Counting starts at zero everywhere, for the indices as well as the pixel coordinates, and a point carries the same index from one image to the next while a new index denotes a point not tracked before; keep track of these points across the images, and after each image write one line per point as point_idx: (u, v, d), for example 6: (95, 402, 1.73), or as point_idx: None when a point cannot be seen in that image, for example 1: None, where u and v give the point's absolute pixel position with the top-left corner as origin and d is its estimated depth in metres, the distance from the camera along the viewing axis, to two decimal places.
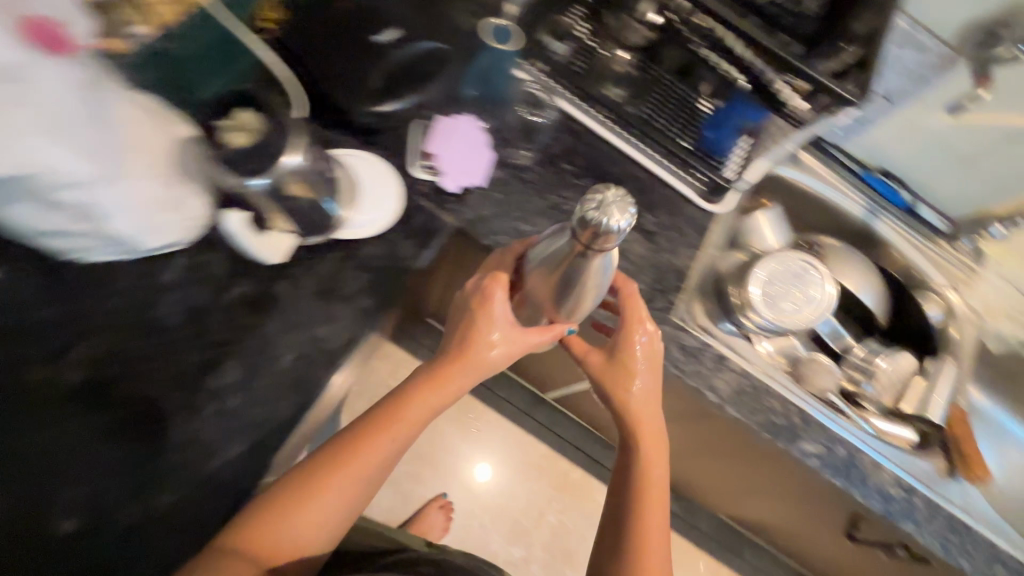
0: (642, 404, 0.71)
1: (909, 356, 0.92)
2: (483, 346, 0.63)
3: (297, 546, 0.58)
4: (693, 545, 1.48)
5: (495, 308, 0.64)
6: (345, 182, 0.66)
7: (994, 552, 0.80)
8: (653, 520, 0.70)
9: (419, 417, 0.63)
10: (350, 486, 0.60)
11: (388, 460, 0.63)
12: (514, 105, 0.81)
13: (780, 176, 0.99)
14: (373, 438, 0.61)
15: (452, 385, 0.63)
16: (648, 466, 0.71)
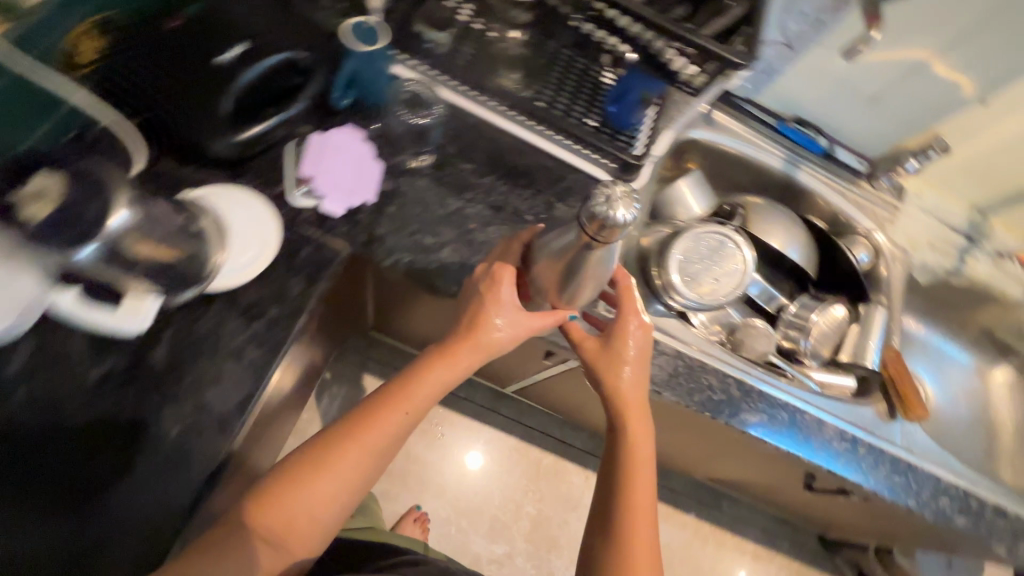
0: (636, 394, 0.67)
1: (839, 308, 0.92)
2: (487, 324, 0.62)
3: (306, 529, 0.55)
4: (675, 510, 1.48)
5: (503, 292, 0.63)
6: (212, 227, 0.59)
7: (938, 486, 0.81)
8: (639, 529, 0.63)
9: (427, 395, 0.62)
10: (358, 467, 0.58)
11: (392, 444, 0.61)
12: (393, 107, 0.73)
13: (695, 139, 0.96)
14: (379, 419, 0.60)
15: (461, 362, 0.62)
16: (636, 468, 0.66)
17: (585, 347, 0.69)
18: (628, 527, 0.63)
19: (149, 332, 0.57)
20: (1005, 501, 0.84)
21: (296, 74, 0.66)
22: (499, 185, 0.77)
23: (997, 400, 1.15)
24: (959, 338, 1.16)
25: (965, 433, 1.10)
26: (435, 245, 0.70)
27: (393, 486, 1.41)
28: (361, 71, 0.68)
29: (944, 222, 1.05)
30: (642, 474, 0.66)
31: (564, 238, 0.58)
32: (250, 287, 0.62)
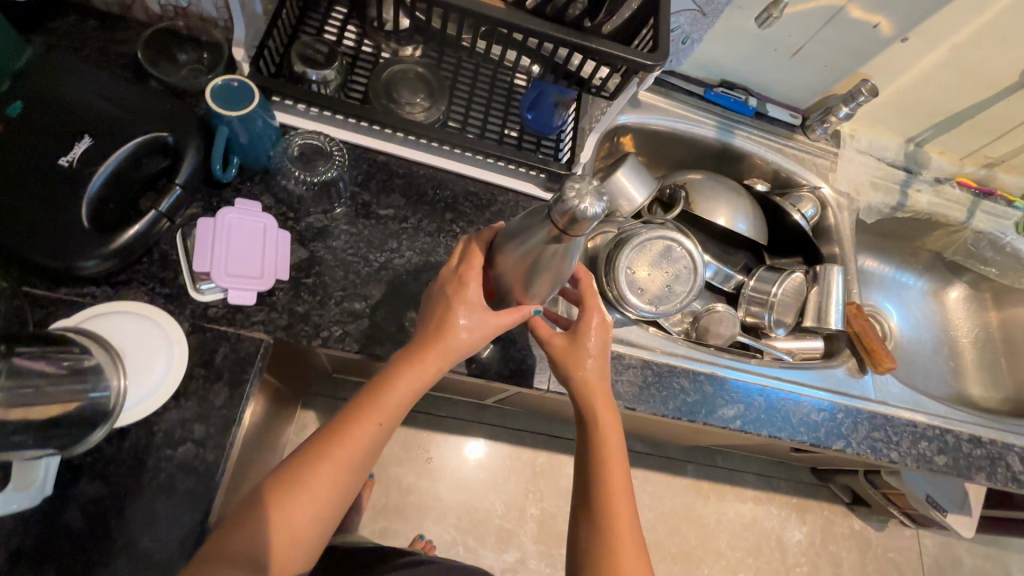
0: (604, 390, 0.59)
1: (795, 274, 0.89)
2: (452, 326, 0.52)
3: (281, 566, 0.46)
4: (696, 482, 1.38)
5: (468, 289, 0.53)
6: (106, 356, 0.53)
7: (915, 431, 0.82)
8: (622, 549, 0.54)
9: (399, 407, 0.51)
10: (332, 493, 0.48)
11: (367, 462, 0.50)
12: (289, 167, 0.66)
13: (625, 123, 0.92)
14: (349, 437, 0.49)
15: (431, 368, 0.51)
16: (614, 477, 0.56)
17: (551, 344, 0.59)
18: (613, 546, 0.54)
19: (60, 489, 0.51)
20: (981, 429, 0.86)
21: (164, 157, 0.59)
22: (425, 223, 0.70)
23: (956, 319, 1.16)
24: (913, 266, 1.17)
25: (930, 359, 1.12)
26: (364, 308, 0.63)
27: (389, 522, 1.21)
28: (238, 134, 0.61)
29: (881, 160, 1.04)
30: (620, 482, 0.56)
31: (525, 233, 0.51)
32: (168, 408, 0.55)
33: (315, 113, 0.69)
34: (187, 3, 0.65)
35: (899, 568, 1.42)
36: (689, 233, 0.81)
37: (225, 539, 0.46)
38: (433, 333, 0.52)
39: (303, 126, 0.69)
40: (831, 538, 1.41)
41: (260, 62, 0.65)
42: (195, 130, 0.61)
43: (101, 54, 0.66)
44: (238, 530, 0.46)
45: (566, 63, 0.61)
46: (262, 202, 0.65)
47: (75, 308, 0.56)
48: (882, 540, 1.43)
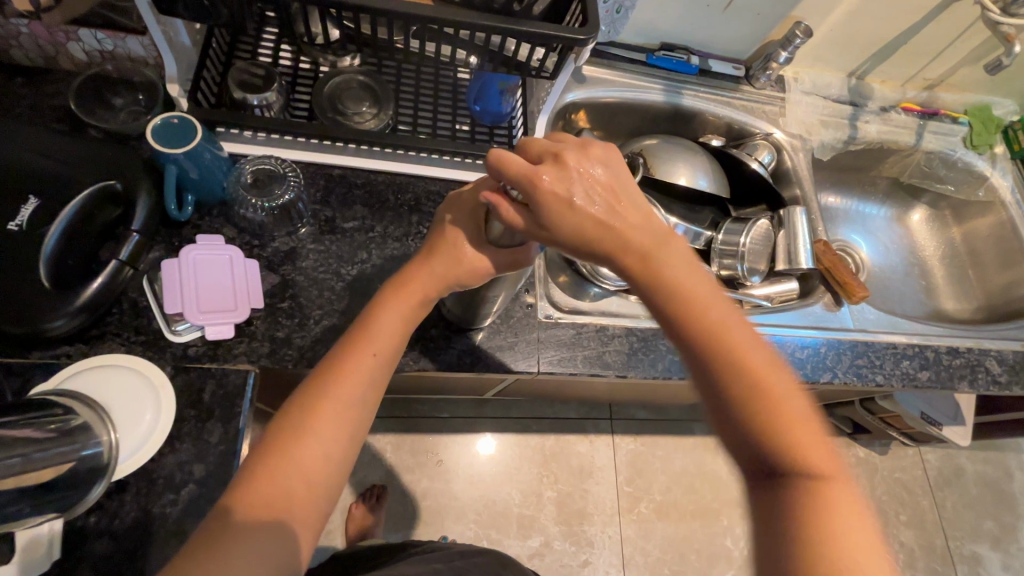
0: (663, 247, 0.45)
1: (760, 221, 0.91)
2: (453, 254, 0.51)
3: (300, 509, 0.44)
4: (705, 439, 1.41)
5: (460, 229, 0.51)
6: (92, 413, 0.53)
7: (896, 352, 0.85)
8: (770, 392, 0.42)
9: (393, 335, 0.50)
10: (336, 428, 0.46)
11: (370, 397, 0.49)
12: (244, 196, 0.65)
13: (574, 100, 0.93)
14: (343, 372, 0.47)
15: (415, 296, 0.51)
16: (725, 331, 0.44)
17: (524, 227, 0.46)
18: (766, 412, 0.41)
19: (69, 552, 0.50)
20: (956, 340, 0.89)
21: (116, 206, 0.58)
22: (392, 229, 0.70)
23: (921, 239, 1.20)
24: (874, 196, 1.20)
25: (904, 282, 1.16)
26: (344, 323, 0.63)
27: (410, 531, 1.21)
28: (187, 169, 0.60)
29: (827, 98, 1.06)
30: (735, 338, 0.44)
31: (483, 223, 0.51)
32: (164, 454, 0.55)
33: (262, 137, 0.69)
34: (112, 45, 0.65)
35: (907, 486, 1.47)
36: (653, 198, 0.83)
37: (235, 492, 0.43)
38: (418, 262, 0.52)
39: (254, 152, 0.68)
40: None
41: (199, 94, 0.65)
42: (144, 174, 0.60)
43: (32, 110, 0.64)
44: (254, 481, 0.43)
45: (505, 50, 0.61)
46: (225, 234, 0.65)
47: (52, 370, 0.55)
48: (887, 463, 1.49)
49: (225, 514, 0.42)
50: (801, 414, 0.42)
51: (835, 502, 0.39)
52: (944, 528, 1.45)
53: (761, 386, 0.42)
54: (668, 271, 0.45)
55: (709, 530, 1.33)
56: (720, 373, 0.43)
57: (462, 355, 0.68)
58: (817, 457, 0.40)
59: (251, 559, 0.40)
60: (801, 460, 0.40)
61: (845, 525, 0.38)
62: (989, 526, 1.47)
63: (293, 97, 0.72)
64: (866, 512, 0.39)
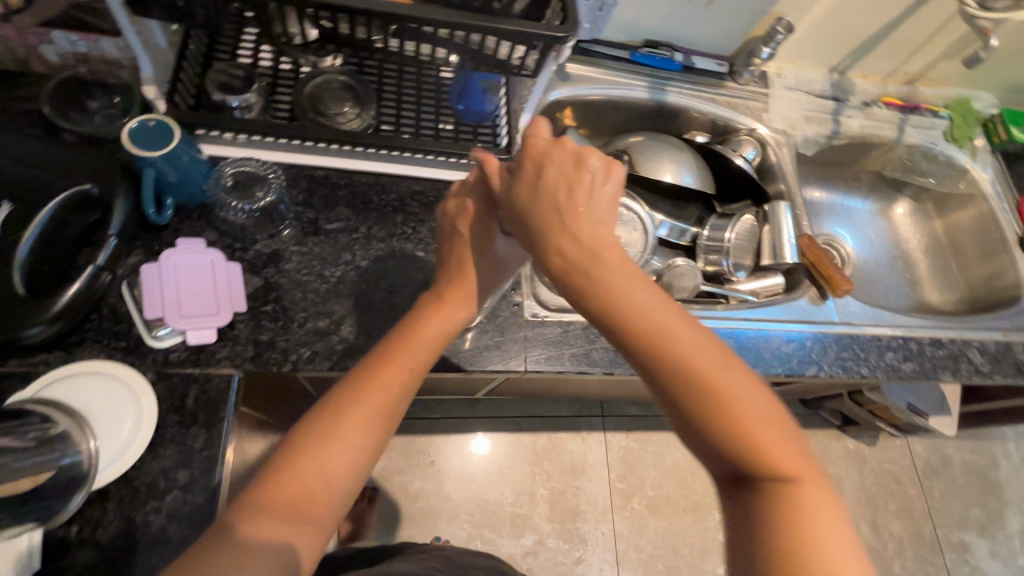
0: (612, 260, 0.44)
1: (745, 216, 0.93)
2: (476, 259, 0.53)
3: (319, 511, 0.44)
4: None
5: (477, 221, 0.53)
6: (71, 422, 0.52)
7: (880, 344, 0.86)
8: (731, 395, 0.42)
9: (430, 347, 0.50)
10: (365, 435, 0.46)
11: (402, 405, 0.49)
12: (223, 201, 0.65)
13: (559, 98, 0.93)
14: (379, 379, 0.48)
15: (457, 306, 0.52)
16: (682, 342, 0.43)
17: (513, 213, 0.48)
18: (731, 420, 0.41)
19: (51, 562, 0.50)
20: (939, 331, 0.90)
21: (94, 211, 0.57)
22: (376, 230, 0.70)
23: (905, 232, 1.21)
24: (858, 190, 1.22)
25: (889, 275, 1.17)
26: (328, 325, 0.63)
27: (403, 532, 1.21)
28: (166, 172, 0.59)
29: (810, 93, 1.07)
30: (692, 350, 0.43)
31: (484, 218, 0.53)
32: (146, 460, 0.54)
33: (242, 139, 0.68)
34: (86, 48, 0.64)
35: (895, 476, 1.49)
36: (637, 195, 0.83)
37: (253, 494, 0.43)
38: (457, 274, 0.53)
39: (234, 155, 0.68)
40: (828, 461, 1.47)
41: (176, 96, 0.64)
42: (122, 177, 0.59)
43: (5, 114, 0.63)
44: (278, 477, 0.43)
45: (486, 48, 0.61)
46: (206, 238, 0.64)
47: (29, 379, 0.54)
48: (875, 454, 1.50)
49: (247, 507, 0.42)
50: (765, 419, 0.42)
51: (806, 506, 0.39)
52: (932, 517, 1.47)
53: (723, 398, 0.41)
54: (613, 284, 0.44)
55: (701, 524, 1.33)
56: (679, 388, 0.42)
57: (449, 355, 0.68)
58: (786, 461, 0.41)
59: (266, 561, 0.40)
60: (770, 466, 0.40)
61: (818, 528, 0.38)
62: (976, 514, 1.49)
63: (273, 97, 0.71)
64: (835, 509, 0.40)
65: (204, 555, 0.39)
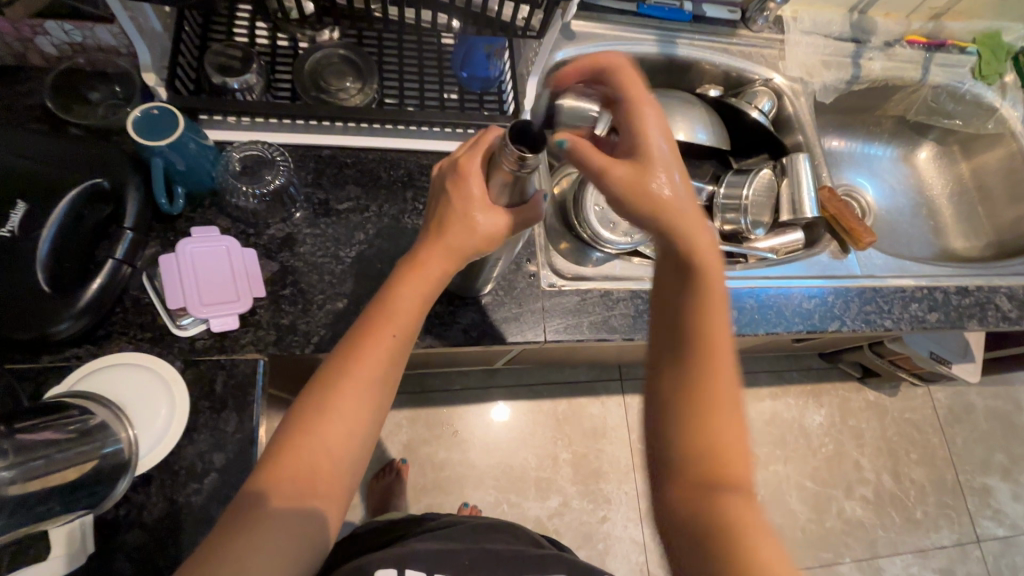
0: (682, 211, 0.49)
1: (763, 171, 0.89)
2: (464, 226, 0.49)
3: (326, 487, 0.44)
4: None
5: (469, 185, 0.49)
6: (108, 411, 0.53)
7: (904, 296, 0.84)
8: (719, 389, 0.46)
9: (413, 312, 0.50)
10: (359, 409, 0.46)
11: (389, 376, 0.48)
12: (230, 185, 0.63)
13: (564, 59, 0.90)
14: (364, 354, 0.47)
15: (435, 272, 0.50)
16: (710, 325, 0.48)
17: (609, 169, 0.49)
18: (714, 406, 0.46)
19: (102, 544, 0.52)
20: (967, 279, 0.88)
21: (106, 204, 0.57)
22: (388, 208, 0.69)
23: (928, 177, 1.17)
24: (879, 136, 1.17)
25: (911, 223, 1.14)
26: (348, 306, 0.63)
27: (432, 500, 1.25)
28: (174, 161, 0.59)
29: (828, 36, 1.02)
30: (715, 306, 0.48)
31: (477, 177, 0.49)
32: (183, 445, 0.56)
33: (247, 122, 0.67)
34: (81, 37, 0.63)
35: (917, 425, 1.49)
36: None
37: (260, 474, 0.44)
38: (431, 240, 0.51)
39: (239, 138, 0.67)
40: (848, 413, 1.48)
41: (177, 82, 0.63)
42: (130, 169, 0.59)
43: (9, 111, 0.63)
44: (278, 455, 0.44)
45: (489, 11, 0.59)
46: (220, 225, 0.64)
47: (64, 373, 0.55)
48: (896, 404, 1.50)
49: (258, 487, 0.43)
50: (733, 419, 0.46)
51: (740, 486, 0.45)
52: (954, 463, 1.47)
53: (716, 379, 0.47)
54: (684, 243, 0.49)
55: None
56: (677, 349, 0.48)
57: (468, 330, 0.68)
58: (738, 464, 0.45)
59: (281, 534, 0.42)
60: (720, 452, 0.45)
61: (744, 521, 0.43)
62: (999, 458, 1.50)
63: (273, 77, 0.70)
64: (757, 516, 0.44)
65: (233, 530, 0.41)
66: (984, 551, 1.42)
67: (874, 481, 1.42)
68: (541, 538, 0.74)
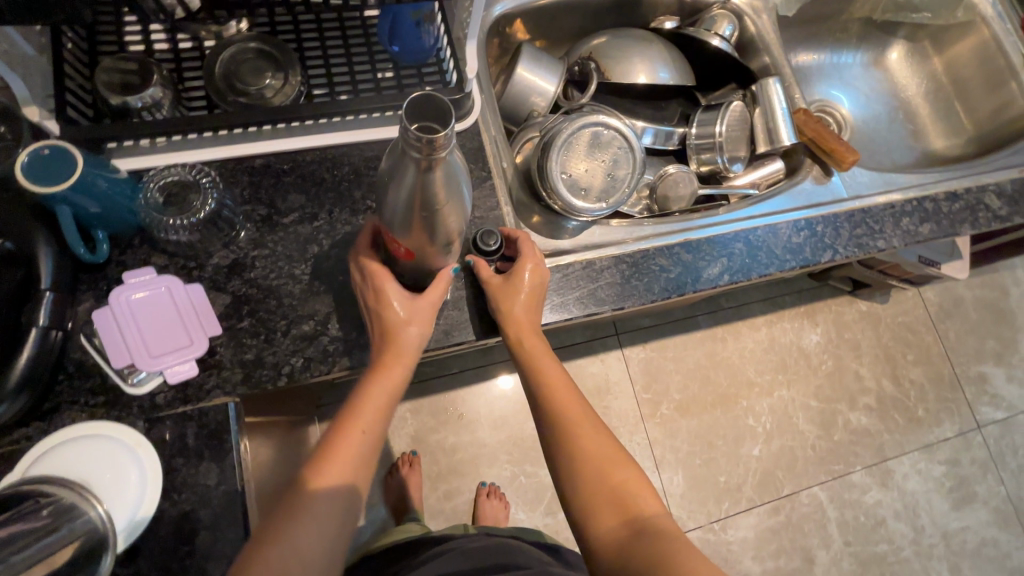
0: (533, 332, 0.61)
1: (734, 104, 0.84)
2: (400, 323, 0.54)
3: None
4: (710, 330, 1.42)
5: (386, 286, 0.55)
6: (72, 491, 0.48)
7: (894, 212, 0.81)
8: (602, 455, 0.56)
9: (375, 408, 0.53)
10: (328, 508, 0.48)
11: (358, 469, 0.51)
12: (159, 220, 0.57)
13: (505, 13, 0.82)
14: (331, 458, 0.50)
15: (394, 373, 0.54)
16: (578, 413, 0.59)
17: (486, 281, 0.62)
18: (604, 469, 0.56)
19: None
20: (954, 183, 0.84)
21: (17, 266, 0.52)
22: (338, 212, 0.63)
23: (901, 79, 1.12)
24: (847, 41, 1.11)
25: (888, 130, 1.10)
26: (314, 327, 0.58)
27: (449, 485, 1.24)
28: (86, 205, 0.52)
29: None
30: (568, 394, 0.60)
31: (399, 182, 0.45)
32: (164, 508, 0.52)
33: (162, 142, 0.59)
34: None
35: (911, 328, 1.50)
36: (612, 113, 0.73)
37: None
38: (385, 343, 0.55)
39: (155, 163, 0.60)
40: (844, 327, 1.48)
41: (68, 109, 0.55)
42: (35, 219, 0.52)
43: None
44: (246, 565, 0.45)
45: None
46: (156, 264, 0.58)
47: (15, 457, 0.50)
48: (890, 311, 1.51)
49: None
50: (623, 469, 0.56)
51: (635, 494, 0.54)
52: (949, 357, 1.50)
53: (597, 449, 0.57)
54: (546, 360, 0.61)
55: (729, 415, 1.37)
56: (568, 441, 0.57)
57: (450, 329, 0.63)
58: (643, 498, 0.54)
59: None
60: (626, 500, 0.54)
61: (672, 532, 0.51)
62: (991, 345, 1.52)
63: (183, 85, 0.62)
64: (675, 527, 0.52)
65: None
66: (986, 437, 1.46)
67: (876, 388, 1.44)
68: (540, 555, 0.76)
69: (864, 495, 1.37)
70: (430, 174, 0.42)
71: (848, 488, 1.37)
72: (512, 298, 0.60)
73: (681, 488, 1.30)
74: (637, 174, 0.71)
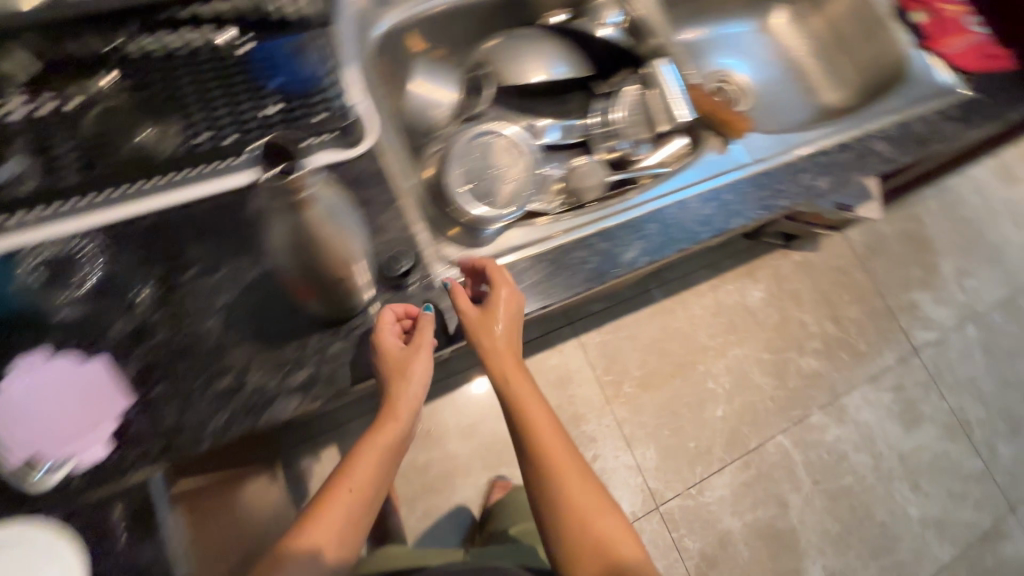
0: (517, 365, 0.64)
1: (627, 88, 0.88)
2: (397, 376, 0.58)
3: None
4: (659, 304, 1.46)
5: (384, 338, 0.57)
6: None
7: (792, 168, 0.85)
8: (580, 492, 0.62)
9: (369, 462, 0.58)
10: (319, 560, 0.53)
11: (349, 522, 0.56)
12: (48, 299, 0.56)
13: (393, 28, 0.81)
14: (323, 510, 0.55)
15: (388, 426, 0.59)
16: (562, 450, 0.63)
17: (466, 314, 0.61)
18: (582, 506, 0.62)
19: None
20: (843, 135, 0.90)
21: None
22: (239, 259, 0.61)
23: (788, 41, 1.18)
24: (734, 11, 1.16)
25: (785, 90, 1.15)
26: (233, 380, 0.56)
27: (428, 503, 1.23)
28: None
29: None
30: (552, 429, 0.64)
31: (275, 228, 0.50)
32: None
33: (34, 218, 0.57)
34: None
35: (842, 270, 1.59)
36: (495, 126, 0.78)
37: None
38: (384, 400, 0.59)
39: (29, 241, 0.57)
40: (781, 280, 1.55)
41: None
42: None
43: None
44: None
45: None
46: (50, 344, 0.55)
47: None
48: (821, 257, 1.59)
49: None
50: (597, 508, 0.62)
51: (599, 529, 0.61)
52: (880, 291, 1.59)
53: (574, 488, 0.62)
54: (529, 392, 0.64)
55: (688, 382, 1.42)
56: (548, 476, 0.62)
57: None
58: (613, 534, 0.61)
59: None
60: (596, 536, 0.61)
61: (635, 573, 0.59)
62: (915, 273, 1.63)
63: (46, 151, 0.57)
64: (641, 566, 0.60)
65: None
66: (923, 359, 1.56)
67: (819, 332, 1.52)
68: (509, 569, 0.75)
69: (824, 434, 1.44)
70: (302, 208, 0.47)
71: (808, 430, 1.44)
72: (496, 327, 0.61)
73: (655, 461, 1.34)
74: (529, 177, 0.76)
